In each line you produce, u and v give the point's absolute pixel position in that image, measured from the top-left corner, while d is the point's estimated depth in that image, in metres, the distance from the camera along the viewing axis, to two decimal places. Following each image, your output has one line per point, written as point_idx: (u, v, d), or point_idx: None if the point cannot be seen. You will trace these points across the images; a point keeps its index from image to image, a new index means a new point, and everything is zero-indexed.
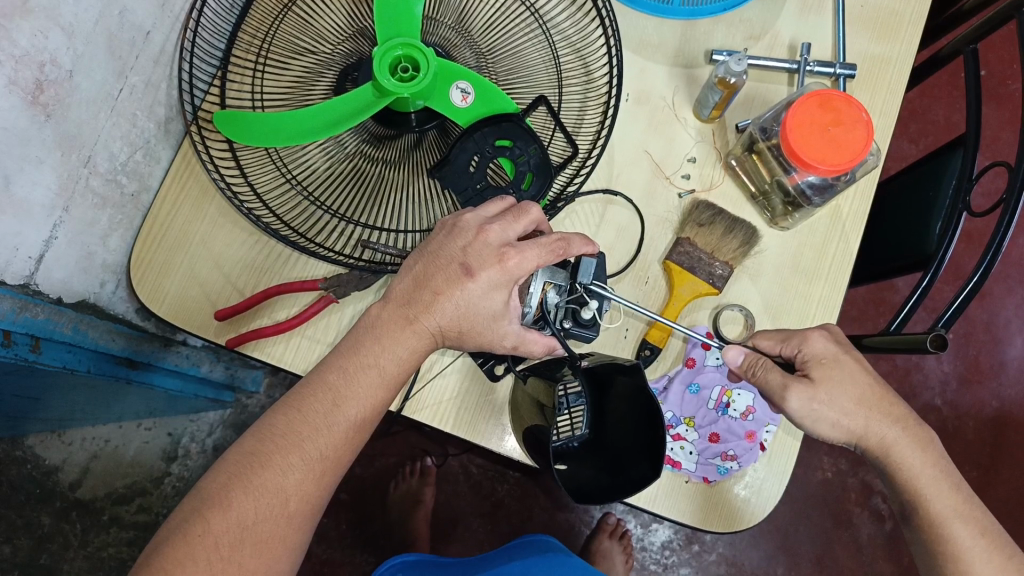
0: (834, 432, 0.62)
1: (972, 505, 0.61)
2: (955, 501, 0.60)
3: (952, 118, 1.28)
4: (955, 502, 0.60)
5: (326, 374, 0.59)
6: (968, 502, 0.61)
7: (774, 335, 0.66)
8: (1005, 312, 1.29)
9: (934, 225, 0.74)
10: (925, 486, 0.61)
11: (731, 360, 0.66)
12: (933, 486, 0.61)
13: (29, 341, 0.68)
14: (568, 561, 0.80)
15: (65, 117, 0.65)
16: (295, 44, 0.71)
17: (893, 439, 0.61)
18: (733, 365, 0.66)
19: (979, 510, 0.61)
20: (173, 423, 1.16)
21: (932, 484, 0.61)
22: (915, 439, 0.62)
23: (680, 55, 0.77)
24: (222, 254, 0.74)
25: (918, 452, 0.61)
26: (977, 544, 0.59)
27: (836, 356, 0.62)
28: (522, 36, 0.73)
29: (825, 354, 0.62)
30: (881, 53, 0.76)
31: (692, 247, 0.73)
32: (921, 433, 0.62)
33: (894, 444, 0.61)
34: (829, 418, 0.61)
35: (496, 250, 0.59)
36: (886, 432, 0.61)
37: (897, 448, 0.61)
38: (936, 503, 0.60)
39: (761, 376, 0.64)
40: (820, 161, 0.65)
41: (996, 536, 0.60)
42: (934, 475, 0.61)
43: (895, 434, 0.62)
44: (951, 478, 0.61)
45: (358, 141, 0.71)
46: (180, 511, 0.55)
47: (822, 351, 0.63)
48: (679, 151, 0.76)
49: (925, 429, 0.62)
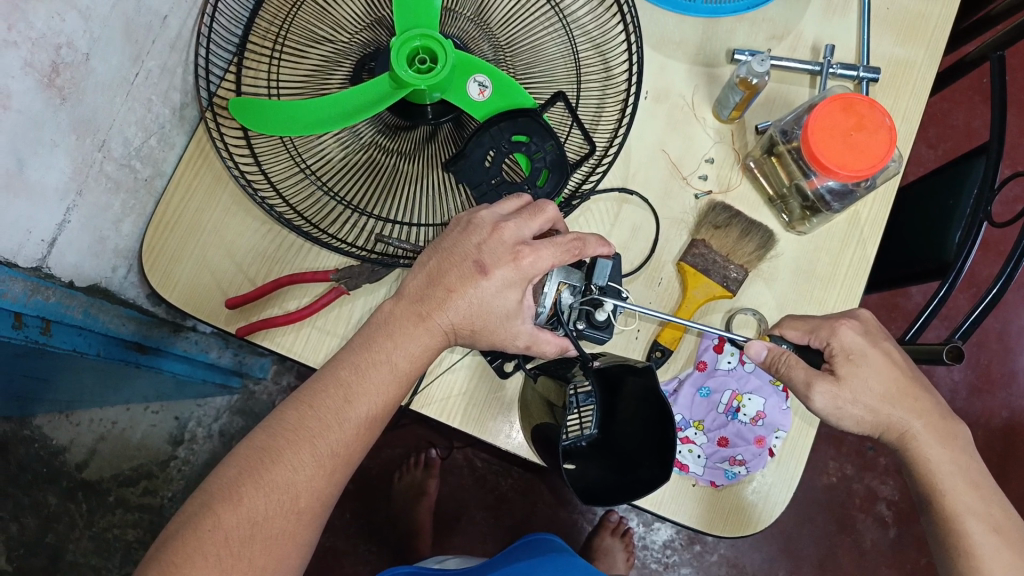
0: (859, 427, 0.62)
1: (988, 502, 0.60)
2: (972, 497, 0.60)
3: (972, 124, 1.26)
4: (972, 497, 0.60)
5: (337, 370, 0.59)
6: (986, 497, 0.60)
7: (800, 324, 0.64)
8: (1019, 321, 1.27)
9: (953, 233, 0.73)
10: (942, 479, 0.61)
11: (753, 355, 0.63)
12: (962, 483, 0.60)
13: (40, 324, 0.69)
14: (572, 562, 0.79)
15: (81, 100, 0.64)
16: (312, 32, 0.71)
17: (916, 434, 0.61)
18: (754, 359, 0.63)
19: (996, 506, 0.60)
20: (181, 408, 1.16)
21: (949, 480, 0.60)
22: (942, 439, 0.61)
23: (700, 53, 0.76)
24: (235, 243, 0.74)
25: (940, 449, 0.61)
26: (989, 542, 0.59)
27: (864, 351, 0.61)
28: (541, 29, 0.72)
29: (853, 347, 0.61)
30: (905, 56, 0.75)
31: (707, 249, 0.72)
32: (946, 428, 0.61)
33: (915, 439, 0.61)
34: (854, 415, 0.61)
35: (511, 249, 0.58)
36: (910, 426, 0.61)
37: (926, 442, 0.61)
38: (951, 498, 0.60)
39: (784, 372, 0.62)
40: (840, 166, 0.64)
41: (1012, 535, 0.59)
42: (954, 469, 0.61)
43: (925, 428, 0.61)
44: (970, 474, 0.61)
45: (372, 131, 0.71)
46: (190, 505, 0.55)
47: (850, 345, 0.61)
48: (697, 151, 0.75)
49: (950, 422, 0.61)
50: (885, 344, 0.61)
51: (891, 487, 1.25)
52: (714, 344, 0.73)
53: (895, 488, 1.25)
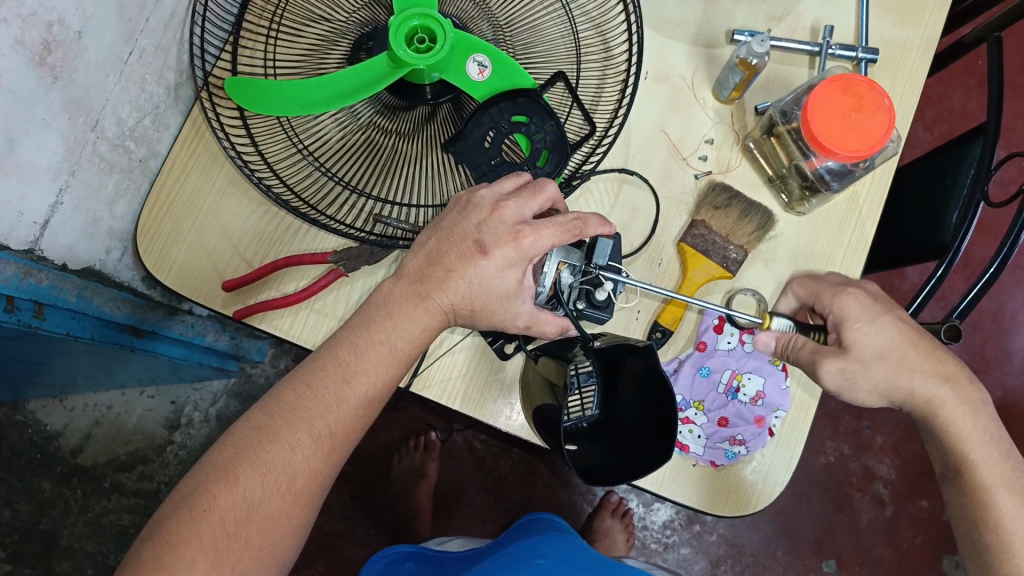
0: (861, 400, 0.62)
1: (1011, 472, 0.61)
2: (994, 467, 0.61)
3: (968, 106, 1.27)
4: (995, 468, 0.61)
5: (336, 350, 0.58)
6: (1008, 467, 0.61)
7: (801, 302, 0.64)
8: (1014, 303, 1.29)
9: (949, 213, 0.73)
10: (971, 448, 0.61)
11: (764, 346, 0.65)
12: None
13: (32, 307, 0.67)
14: (594, 557, 0.76)
15: (73, 79, 0.63)
16: (309, 11, 0.70)
17: (941, 399, 0.61)
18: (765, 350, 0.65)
19: (1018, 477, 0.61)
20: (177, 391, 1.14)
21: (974, 448, 0.61)
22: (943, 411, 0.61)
23: (700, 34, 0.76)
24: (231, 224, 0.73)
25: (965, 416, 0.62)
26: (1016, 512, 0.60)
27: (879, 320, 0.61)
28: (541, 10, 0.71)
29: (850, 317, 0.61)
30: (903, 38, 0.75)
31: (707, 230, 0.72)
32: (965, 397, 0.62)
33: (942, 405, 0.62)
34: (865, 388, 0.62)
35: (513, 229, 0.58)
36: (935, 393, 0.61)
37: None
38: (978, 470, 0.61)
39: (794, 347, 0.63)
40: (840, 147, 0.64)
41: None
42: (978, 438, 0.61)
43: (943, 395, 0.61)
44: (976, 443, 0.61)
45: (370, 112, 0.69)
46: (186, 484, 0.55)
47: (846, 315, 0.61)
48: (697, 131, 0.75)
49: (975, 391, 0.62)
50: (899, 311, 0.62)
51: (888, 466, 1.26)
52: (713, 325, 0.73)
53: (891, 467, 1.26)
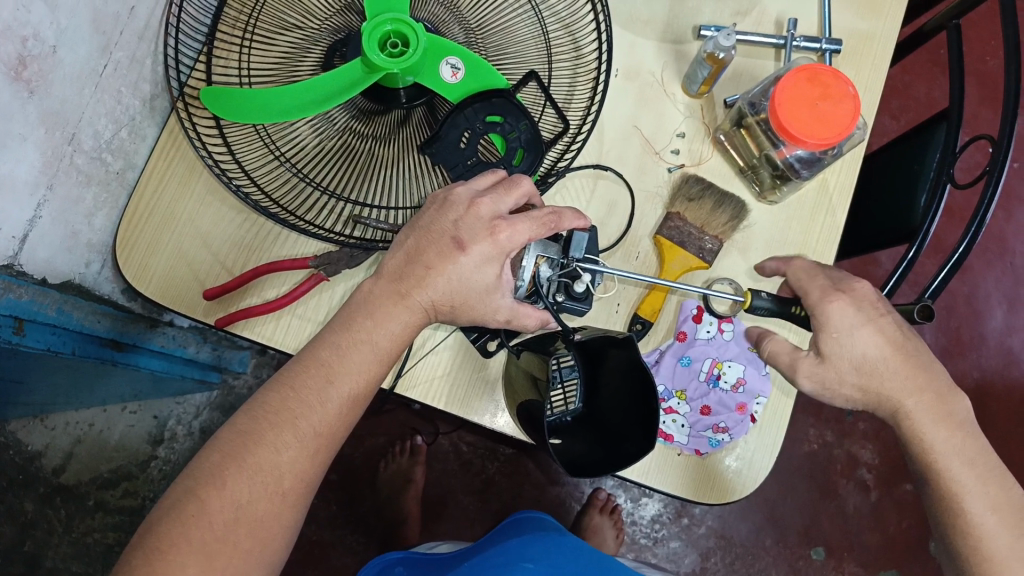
0: (845, 385, 0.63)
1: (985, 480, 0.61)
2: (970, 476, 0.61)
3: (933, 95, 1.30)
4: (970, 478, 0.61)
5: (318, 352, 0.59)
6: (983, 476, 0.61)
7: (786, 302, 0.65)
8: (986, 287, 1.32)
9: (918, 196, 0.75)
10: (937, 457, 0.61)
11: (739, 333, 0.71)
12: (945, 437, 0.62)
13: (12, 323, 0.66)
14: (585, 558, 0.77)
15: (49, 93, 0.63)
16: (282, 20, 0.71)
17: (910, 410, 0.62)
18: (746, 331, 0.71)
19: (994, 486, 0.61)
20: (159, 406, 1.16)
21: (946, 460, 0.61)
22: (926, 389, 0.61)
23: (669, 30, 0.77)
24: (210, 233, 0.74)
25: (932, 425, 0.62)
26: (987, 521, 0.60)
27: (854, 328, 0.61)
28: (510, 10, 0.72)
29: (841, 325, 0.62)
30: (866, 29, 0.77)
31: (682, 222, 0.73)
32: (945, 406, 0.62)
33: (911, 416, 0.62)
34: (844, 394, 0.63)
35: (488, 224, 0.59)
36: (905, 401, 0.62)
37: (920, 417, 0.62)
38: (948, 479, 0.61)
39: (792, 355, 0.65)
40: (809, 136, 0.66)
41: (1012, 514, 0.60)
42: (947, 450, 0.61)
43: (913, 403, 0.62)
44: (948, 409, 0.62)
45: (346, 117, 0.70)
46: (174, 490, 0.55)
47: (838, 322, 0.62)
48: (668, 126, 0.77)
49: (952, 400, 0.62)
50: (881, 321, 0.62)
51: (871, 451, 1.28)
52: (692, 315, 0.74)
53: (873, 452, 1.28)
